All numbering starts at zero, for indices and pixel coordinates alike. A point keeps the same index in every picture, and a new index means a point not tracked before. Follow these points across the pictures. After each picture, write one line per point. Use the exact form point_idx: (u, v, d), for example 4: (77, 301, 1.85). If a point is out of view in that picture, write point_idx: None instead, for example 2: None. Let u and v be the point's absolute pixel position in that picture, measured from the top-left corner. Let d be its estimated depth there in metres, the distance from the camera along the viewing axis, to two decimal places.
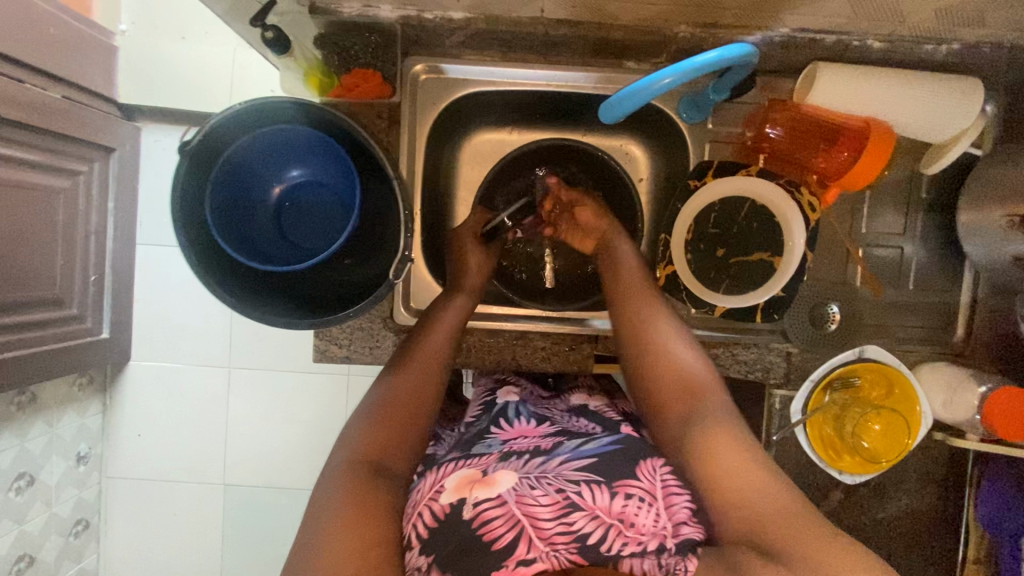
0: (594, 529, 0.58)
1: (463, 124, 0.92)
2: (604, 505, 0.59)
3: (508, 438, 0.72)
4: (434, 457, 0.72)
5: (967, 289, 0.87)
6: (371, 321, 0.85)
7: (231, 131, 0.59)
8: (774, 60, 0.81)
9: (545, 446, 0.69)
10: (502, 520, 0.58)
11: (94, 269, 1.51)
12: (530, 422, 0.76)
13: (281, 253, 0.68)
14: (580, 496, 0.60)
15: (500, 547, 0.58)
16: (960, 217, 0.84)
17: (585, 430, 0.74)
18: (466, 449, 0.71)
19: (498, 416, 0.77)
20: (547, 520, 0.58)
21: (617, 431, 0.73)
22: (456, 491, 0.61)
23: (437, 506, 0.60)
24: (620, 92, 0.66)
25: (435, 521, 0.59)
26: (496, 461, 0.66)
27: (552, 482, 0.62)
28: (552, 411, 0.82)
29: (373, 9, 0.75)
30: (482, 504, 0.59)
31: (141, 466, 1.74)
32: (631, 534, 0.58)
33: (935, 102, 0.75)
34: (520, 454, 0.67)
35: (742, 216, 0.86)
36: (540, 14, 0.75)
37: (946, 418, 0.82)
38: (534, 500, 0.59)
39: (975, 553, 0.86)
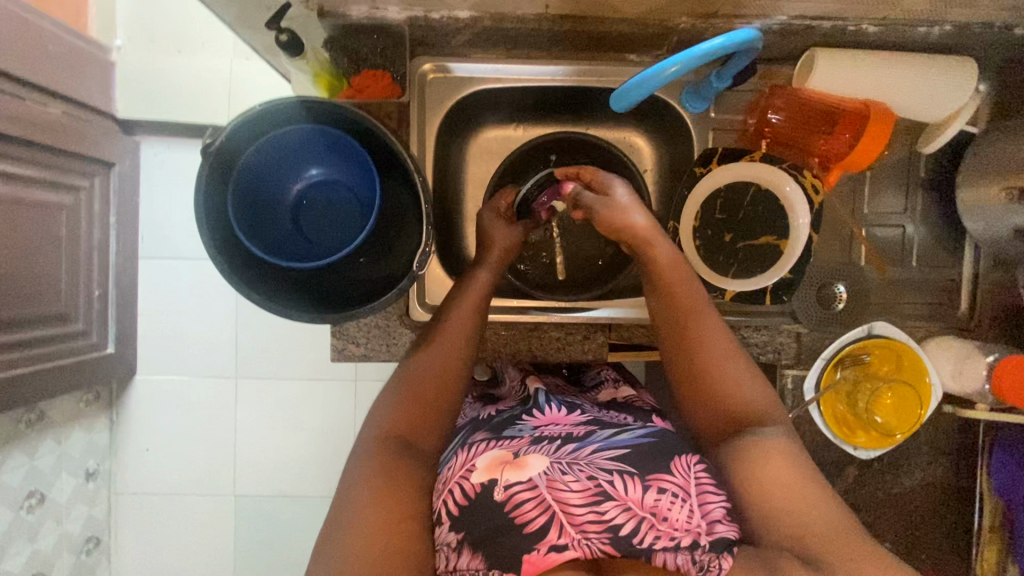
0: (626, 521, 0.58)
1: (469, 122, 0.93)
2: (636, 497, 0.60)
3: (539, 425, 0.75)
4: (464, 438, 0.76)
5: (970, 264, 0.89)
6: (387, 319, 0.86)
7: (253, 132, 0.60)
8: (774, 47, 0.83)
9: (578, 433, 0.71)
10: (533, 503, 0.60)
11: (98, 284, 1.51)
12: (561, 410, 0.78)
13: (300, 251, 0.68)
14: (612, 485, 0.61)
15: (532, 530, 0.59)
16: (961, 194, 0.85)
17: (617, 422, 0.76)
18: (497, 431, 0.74)
19: (531, 406, 0.80)
20: (577, 505, 0.59)
21: (649, 424, 0.75)
22: (487, 471, 0.64)
23: (468, 485, 0.63)
24: (631, 81, 0.68)
25: (465, 499, 0.62)
26: (528, 445, 0.68)
27: (583, 469, 0.63)
28: (582, 401, 0.84)
29: (381, 11, 0.75)
30: (514, 487, 0.61)
31: (150, 480, 1.73)
32: (664, 528, 0.58)
33: (932, 81, 0.78)
34: (552, 440, 0.69)
35: (748, 201, 0.87)
36: (545, 10, 0.76)
37: (956, 391, 0.83)
38: (564, 485, 0.60)
39: (991, 522, 0.87)
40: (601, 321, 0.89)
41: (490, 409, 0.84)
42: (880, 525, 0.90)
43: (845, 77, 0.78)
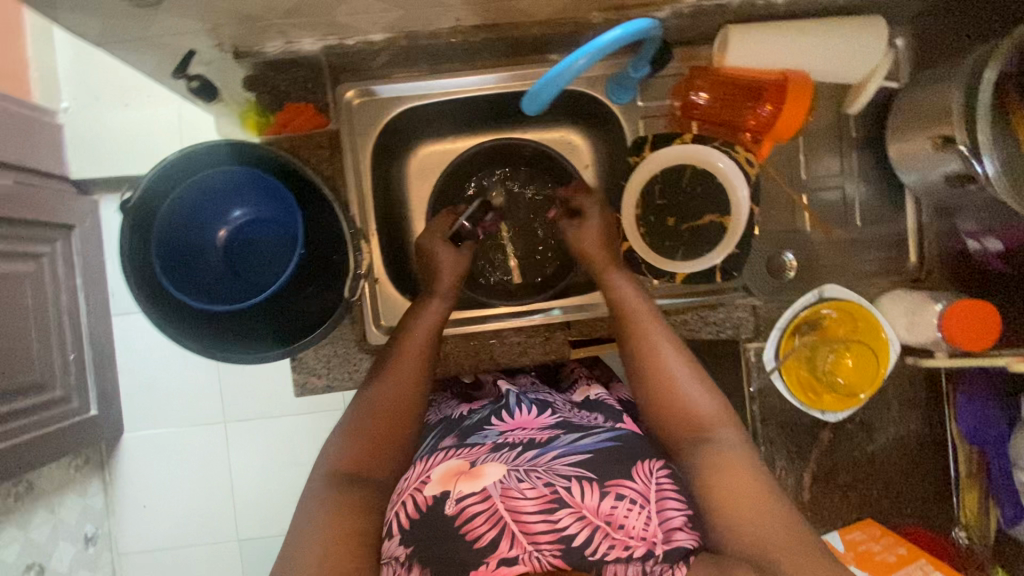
0: (579, 530, 0.59)
1: (405, 141, 0.94)
2: (592, 505, 0.61)
3: (505, 430, 0.76)
4: (433, 443, 0.79)
5: (913, 216, 0.90)
6: (346, 347, 0.86)
7: (167, 184, 0.61)
8: (687, 31, 0.84)
9: (542, 439, 0.73)
10: (484, 518, 0.59)
11: (73, 347, 1.50)
12: (531, 413, 0.80)
13: (236, 292, 0.69)
14: (568, 492, 0.62)
15: (481, 545, 0.59)
16: (892, 151, 0.86)
17: (586, 425, 0.77)
18: (462, 437, 0.76)
19: (501, 407, 0.83)
20: (531, 513, 0.60)
21: (617, 426, 0.76)
22: (440, 482, 0.64)
23: (420, 497, 0.64)
24: (540, 81, 0.68)
25: (417, 512, 0.63)
26: (488, 453, 0.69)
27: (541, 476, 0.64)
28: (555, 401, 0.87)
29: (296, 44, 0.76)
30: (466, 500, 0.61)
31: (151, 536, 1.71)
32: (620, 537, 0.60)
33: (844, 43, 0.79)
34: (513, 446, 0.71)
35: (686, 181, 0.88)
36: (457, 23, 0.77)
37: (913, 342, 0.84)
38: (519, 493, 0.61)
39: (967, 468, 0.87)
40: (558, 318, 0.89)
41: (463, 409, 0.87)
42: (860, 484, 0.90)
43: (761, 52, 0.79)
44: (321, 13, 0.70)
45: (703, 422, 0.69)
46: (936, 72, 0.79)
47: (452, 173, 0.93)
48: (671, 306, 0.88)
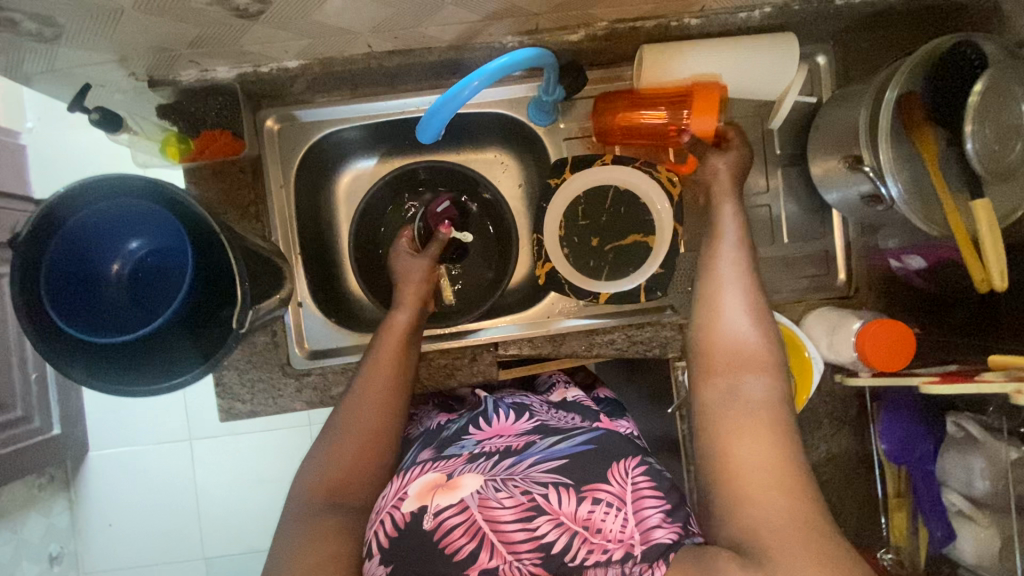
0: (558, 537, 0.59)
1: (334, 164, 0.94)
2: (570, 511, 0.60)
3: (482, 439, 0.74)
4: (410, 458, 0.75)
5: (840, 232, 0.90)
6: (270, 372, 0.86)
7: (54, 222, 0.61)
8: (605, 52, 0.85)
9: (517, 446, 0.70)
10: (463, 529, 0.59)
11: (34, 367, 1.50)
12: (508, 419, 0.78)
13: (134, 321, 0.68)
14: (546, 499, 0.60)
15: (461, 558, 0.58)
16: (814, 169, 0.86)
17: (564, 427, 0.75)
18: (439, 449, 0.73)
19: (479, 415, 0.80)
20: (509, 522, 0.58)
21: (595, 428, 0.73)
22: (418, 497, 0.62)
23: (398, 514, 0.61)
24: (432, 108, 0.67)
25: (396, 529, 0.60)
26: (463, 463, 0.67)
27: (518, 485, 0.62)
28: (532, 402, 0.84)
29: (210, 72, 0.78)
30: (444, 512, 0.59)
31: (119, 555, 1.71)
32: (597, 541, 0.59)
33: (758, 59, 0.78)
34: (490, 456, 0.68)
35: (609, 202, 0.89)
36: (369, 49, 0.78)
37: (834, 358, 0.83)
38: (496, 503, 0.60)
39: (896, 487, 0.87)
40: (484, 340, 0.89)
41: (440, 418, 0.84)
42: None
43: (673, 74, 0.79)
44: (228, 44, 0.70)
45: (764, 377, 0.59)
46: (850, 92, 0.80)
47: (370, 206, 0.93)
48: (596, 326, 0.88)
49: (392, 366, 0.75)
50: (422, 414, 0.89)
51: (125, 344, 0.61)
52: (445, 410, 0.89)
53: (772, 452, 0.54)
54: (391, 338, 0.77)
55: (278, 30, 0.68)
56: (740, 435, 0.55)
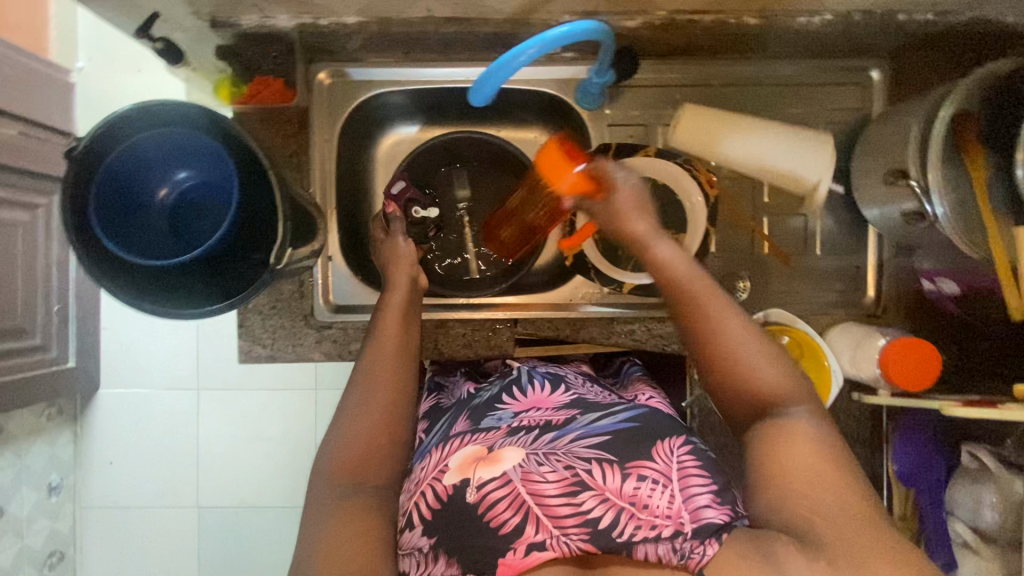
0: (603, 513, 0.60)
1: (376, 127, 0.95)
2: (614, 487, 0.62)
3: (519, 411, 0.76)
4: (443, 428, 0.77)
5: (874, 250, 0.89)
6: (293, 320, 0.88)
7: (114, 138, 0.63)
8: (660, 42, 0.85)
9: (557, 420, 0.72)
10: (507, 504, 0.61)
11: (58, 300, 1.53)
12: (544, 391, 0.79)
13: (175, 250, 0.71)
14: (589, 475, 0.63)
15: (506, 531, 0.60)
16: (856, 182, 0.85)
17: (604, 403, 0.76)
18: (473, 420, 0.75)
19: (512, 383, 0.81)
20: (553, 496, 0.60)
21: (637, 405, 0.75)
22: (459, 471, 0.65)
23: (440, 487, 0.64)
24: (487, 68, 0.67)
25: (438, 501, 0.63)
26: (504, 436, 0.70)
27: (561, 460, 0.65)
28: (565, 374, 0.86)
29: (271, 19, 0.78)
30: (487, 487, 0.62)
31: (117, 492, 1.74)
32: (645, 517, 0.60)
33: (790, 144, 0.82)
34: (530, 430, 0.71)
35: (645, 195, 0.89)
36: (429, 14, 0.78)
37: (855, 375, 0.83)
38: (540, 477, 0.62)
39: (902, 510, 0.86)
40: (506, 315, 0.90)
41: (470, 388, 0.85)
42: None
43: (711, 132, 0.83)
44: None
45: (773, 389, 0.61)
46: (901, 107, 0.78)
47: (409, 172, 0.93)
48: (618, 315, 0.89)
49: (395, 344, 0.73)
50: (452, 385, 0.88)
51: (164, 271, 0.63)
52: (473, 379, 0.89)
53: (791, 453, 0.55)
54: (391, 322, 0.75)
55: None
56: (782, 455, 0.57)
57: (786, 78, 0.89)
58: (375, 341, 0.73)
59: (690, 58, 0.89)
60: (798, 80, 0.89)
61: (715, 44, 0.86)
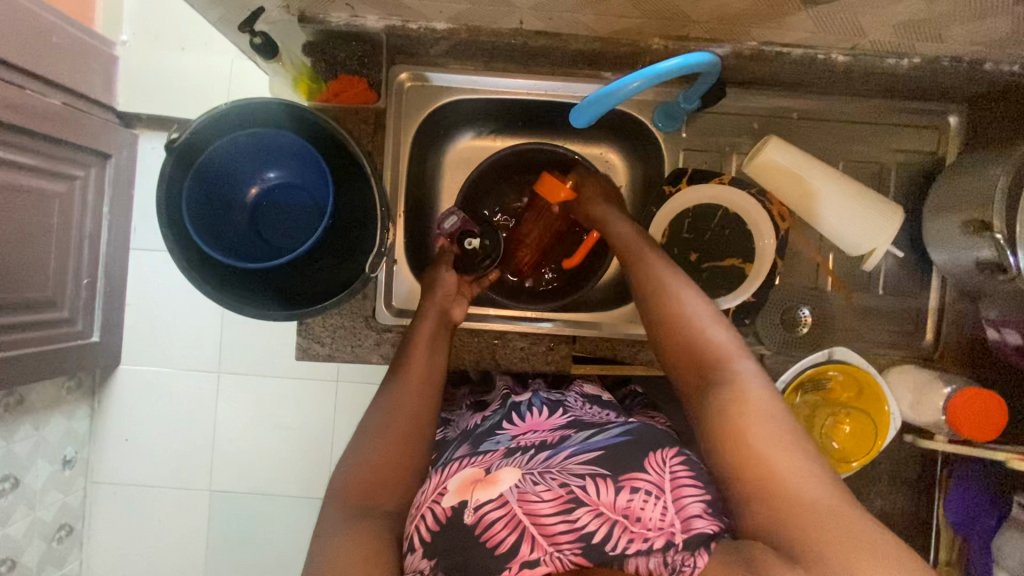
0: (598, 527, 0.58)
1: (446, 131, 0.94)
2: (608, 501, 0.59)
3: (517, 434, 0.72)
4: (447, 455, 0.73)
5: (935, 294, 0.89)
6: (354, 321, 0.87)
7: (223, 130, 0.65)
8: (742, 71, 0.85)
9: (552, 439, 0.69)
10: (502, 523, 0.59)
11: (87, 272, 1.50)
12: (542, 414, 0.76)
13: (253, 249, 0.73)
14: (583, 491, 0.60)
15: (502, 551, 0.59)
16: (929, 225, 0.85)
17: (599, 421, 0.73)
18: (473, 445, 0.72)
19: (512, 410, 0.78)
20: (548, 515, 0.59)
21: (630, 422, 0.71)
22: (457, 493, 0.63)
23: (439, 510, 0.62)
24: (590, 97, 0.71)
25: (437, 524, 0.61)
26: (501, 458, 0.67)
27: (556, 477, 0.62)
28: (567, 397, 0.82)
29: (360, 19, 0.78)
30: (484, 508, 0.60)
31: (128, 470, 1.70)
32: (637, 530, 0.57)
33: (860, 196, 0.82)
34: (526, 451, 0.68)
35: (715, 221, 0.89)
36: (520, 26, 0.78)
37: (915, 420, 0.84)
38: (536, 497, 0.60)
39: (947, 555, 0.86)
40: (564, 332, 0.89)
41: (475, 418, 0.81)
42: None
43: (778, 169, 0.82)
44: None
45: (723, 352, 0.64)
46: (985, 156, 0.78)
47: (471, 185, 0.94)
48: None
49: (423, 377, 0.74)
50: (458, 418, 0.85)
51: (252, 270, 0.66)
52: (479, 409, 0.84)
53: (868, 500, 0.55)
54: (418, 350, 0.76)
55: None
56: (728, 409, 0.58)
57: (861, 117, 0.89)
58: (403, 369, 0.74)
59: (769, 89, 0.89)
60: (872, 119, 0.89)
61: (794, 78, 0.86)
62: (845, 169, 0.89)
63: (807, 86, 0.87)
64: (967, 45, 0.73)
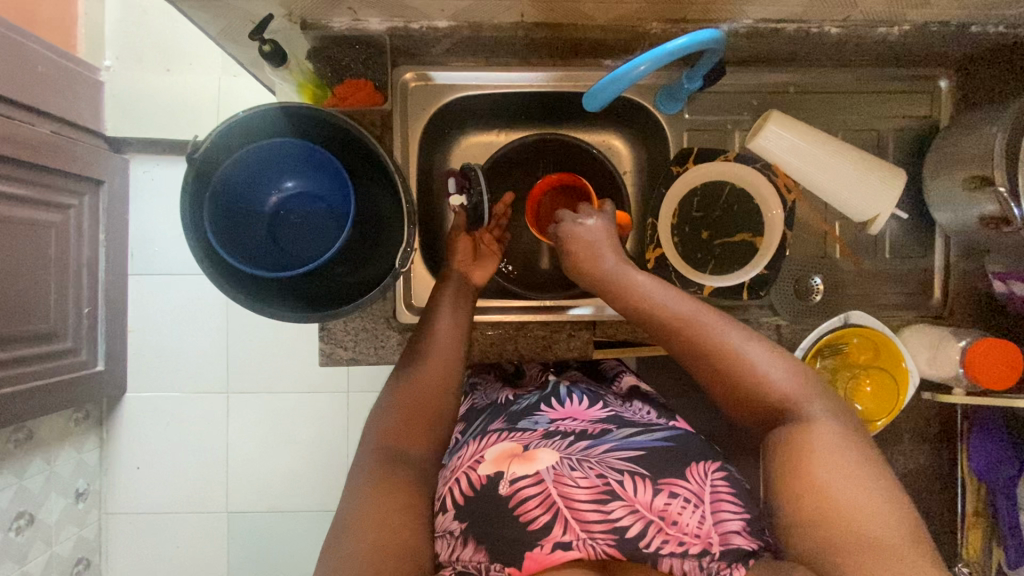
0: (632, 522, 0.60)
1: (451, 129, 0.95)
2: (645, 500, 0.61)
3: (555, 418, 0.75)
4: (479, 425, 0.78)
5: (941, 254, 0.91)
6: (375, 322, 0.88)
7: (241, 138, 0.65)
8: (739, 49, 0.86)
9: (593, 430, 0.71)
10: (537, 501, 0.61)
11: (87, 301, 1.48)
12: (581, 404, 0.78)
13: (273, 258, 0.73)
14: (620, 485, 0.62)
15: (535, 528, 0.60)
16: (931, 187, 0.87)
17: (641, 421, 0.75)
18: (511, 421, 0.75)
19: (550, 395, 0.81)
20: (583, 501, 0.60)
21: (672, 425, 0.74)
22: (494, 463, 0.66)
23: (474, 476, 0.65)
24: (602, 81, 0.72)
25: (471, 489, 0.64)
26: (540, 438, 0.69)
27: (594, 467, 0.64)
28: (604, 394, 0.85)
29: (362, 22, 0.79)
30: (520, 482, 0.62)
31: (142, 499, 1.67)
32: (673, 533, 0.60)
33: (863, 165, 0.84)
34: (565, 436, 0.70)
35: (724, 199, 0.91)
36: (520, 19, 0.79)
37: (932, 375, 0.86)
38: (572, 481, 0.62)
39: (975, 506, 0.88)
40: (584, 318, 0.90)
41: (507, 393, 0.85)
42: None
43: (782, 142, 0.84)
44: None
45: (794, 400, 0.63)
46: (979, 116, 0.80)
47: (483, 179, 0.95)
48: None
49: (450, 347, 0.74)
50: (486, 386, 0.90)
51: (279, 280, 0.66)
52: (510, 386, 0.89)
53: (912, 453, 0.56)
54: (439, 354, 0.73)
55: None
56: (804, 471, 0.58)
57: (856, 86, 0.91)
58: (429, 337, 0.74)
59: (766, 65, 0.90)
60: (868, 88, 0.91)
61: (790, 53, 0.87)
62: (845, 139, 0.91)
63: (803, 61, 0.89)
64: (955, 8, 0.75)
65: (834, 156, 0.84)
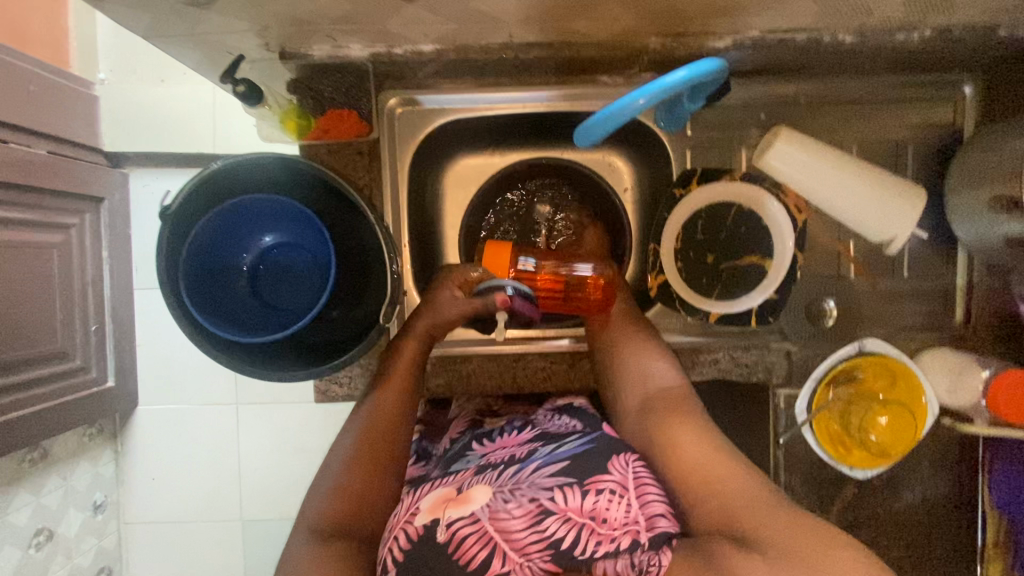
0: (567, 533, 0.57)
1: (443, 151, 0.91)
2: (575, 506, 0.58)
3: (487, 451, 0.71)
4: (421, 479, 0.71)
5: (963, 272, 0.86)
6: (370, 358, 0.86)
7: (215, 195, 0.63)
8: (745, 61, 0.81)
9: (520, 454, 0.67)
10: (475, 537, 0.57)
11: (94, 319, 1.47)
12: (511, 431, 0.73)
13: (257, 318, 0.71)
14: (552, 500, 0.58)
15: (474, 566, 0.57)
16: (953, 203, 0.82)
17: (564, 431, 0.71)
18: (446, 467, 0.70)
19: (481, 432, 0.75)
20: (519, 529, 0.57)
21: (596, 428, 0.70)
22: (429, 511, 0.60)
23: (412, 528, 0.59)
24: (596, 116, 0.68)
25: (409, 543, 0.58)
26: (473, 475, 0.64)
27: (525, 491, 0.60)
28: (535, 414, 0.80)
29: (342, 49, 0.74)
30: (455, 523, 0.58)
31: (157, 510, 1.70)
32: (605, 532, 0.57)
33: (879, 185, 0.79)
34: (496, 466, 0.65)
35: (730, 220, 0.86)
36: (510, 39, 0.74)
37: (951, 404, 0.82)
38: (506, 513, 0.58)
39: (994, 537, 0.84)
40: (584, 348, 0.87)
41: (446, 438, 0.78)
42: (881, 542, 0.87)
43: (793, 160, 0.79)
44: (373, 22, 0.66)
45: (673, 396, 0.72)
46: (1005, 127, 0.74)
47: (479, 204, 0.92)
48: (700, 344, 0.87)
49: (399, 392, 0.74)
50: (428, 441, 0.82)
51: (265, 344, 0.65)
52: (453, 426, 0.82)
53: None
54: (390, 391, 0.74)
55: (429, 12, 0.64)
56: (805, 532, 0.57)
57: (871, 95, 0.85)
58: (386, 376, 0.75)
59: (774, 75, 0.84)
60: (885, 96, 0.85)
61: (800, 63, 0.81)
62: (860, 153, 0.86)
63: (814, 69, 0.83)
64: (988, 12, 0.68)
65: (848, 173, 0.78)
